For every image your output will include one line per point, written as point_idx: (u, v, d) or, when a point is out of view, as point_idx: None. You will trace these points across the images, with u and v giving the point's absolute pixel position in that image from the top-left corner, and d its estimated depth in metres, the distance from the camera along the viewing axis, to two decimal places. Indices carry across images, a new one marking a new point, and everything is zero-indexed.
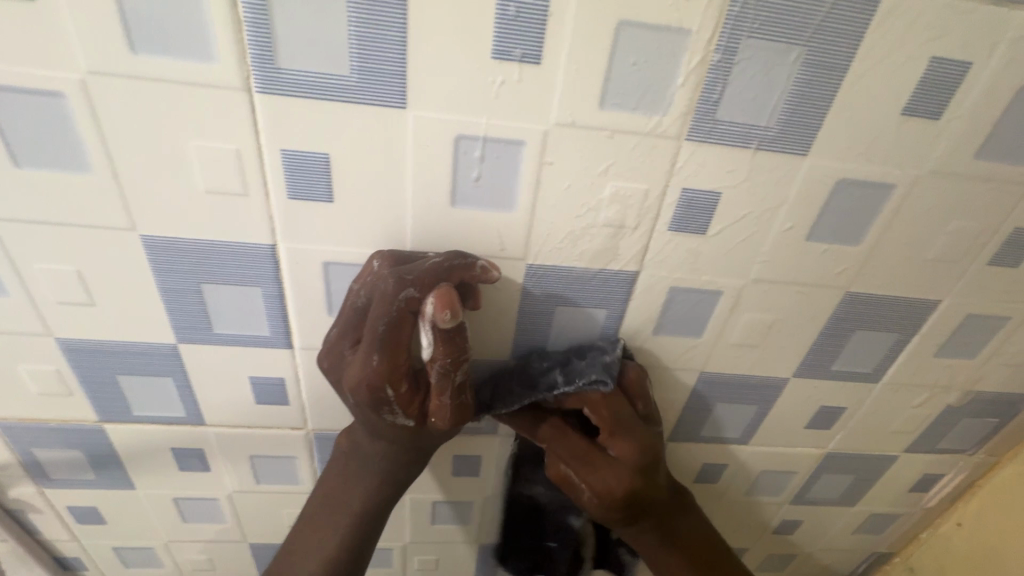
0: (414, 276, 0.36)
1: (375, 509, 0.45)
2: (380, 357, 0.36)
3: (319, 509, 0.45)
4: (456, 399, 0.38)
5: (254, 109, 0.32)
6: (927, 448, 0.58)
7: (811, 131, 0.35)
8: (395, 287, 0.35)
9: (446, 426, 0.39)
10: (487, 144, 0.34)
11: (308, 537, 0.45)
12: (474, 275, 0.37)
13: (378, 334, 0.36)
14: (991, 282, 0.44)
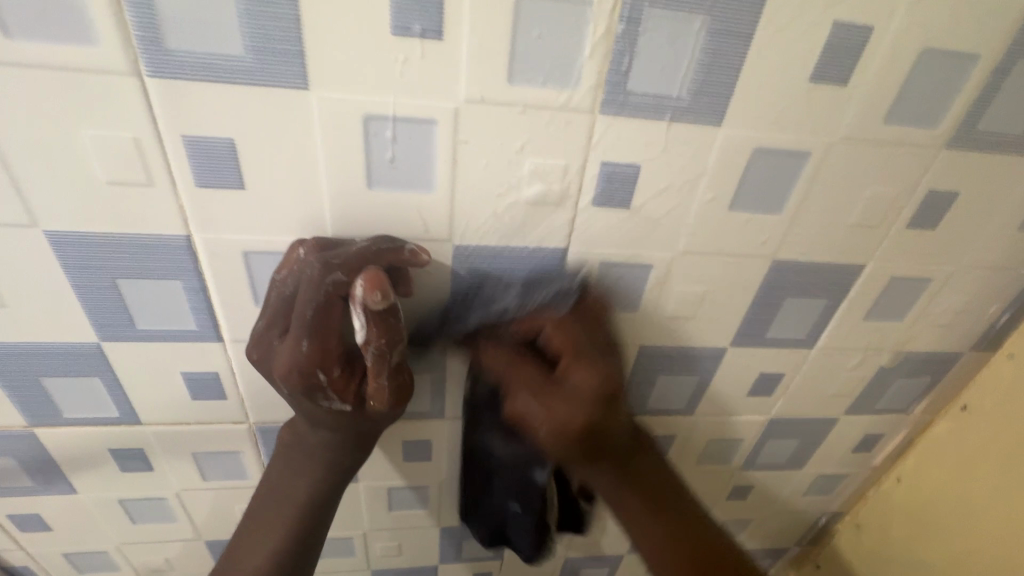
0: (340, 260, 0.33)
1: (322, 499, 0.44)
2: (309, 342, 0.34)
3: (266, 500, 0.45)
4: (395, 382, 0.36)
5: (148, 95, 0.31)
6: (866, 409, 0.60)
7: (722, 101, 0.35)
8: (320, 272, 0.33)
9: (387, 410, 0.37)
10: (397, 124, 0.34)
11: (255, 529, 0.44)
12: (404, 257, 0.35)
13: (304, 319, 0.33)
14: (911, 245, 0.45)
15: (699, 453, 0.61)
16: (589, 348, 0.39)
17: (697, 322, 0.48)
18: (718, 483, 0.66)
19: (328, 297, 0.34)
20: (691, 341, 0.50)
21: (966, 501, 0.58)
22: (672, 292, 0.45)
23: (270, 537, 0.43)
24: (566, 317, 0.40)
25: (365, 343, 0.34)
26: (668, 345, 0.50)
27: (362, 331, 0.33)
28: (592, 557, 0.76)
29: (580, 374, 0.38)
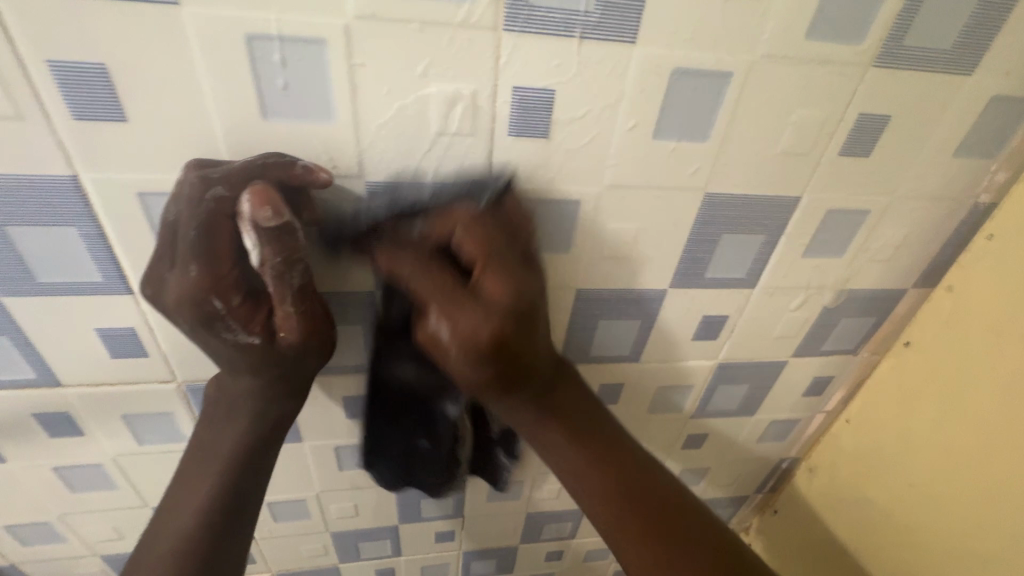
0: (222, 176, 0.31)
1: (253, 452, 0.41)
2: (197, 267, 0.31)
3: (192, 459, 0.41)
4: (302, 309, 0.34)
5: (0, 13, 0.29)
6: (813, 351, 0.60)
7: (634, 15, 0.34)
8: (197, 188, 0.31)
9: (299, 340, 0.36)
10: (285, 45, 0.31)
11: (180, 491, 0.40)
12: (296, 174, 0.33)
13: (188, 242, 0.31)
14: (844, 174, 0.44)
15: (649, 402, 0.61)
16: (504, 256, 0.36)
17: (633, 262, 0.47)
18: (671, 432, 0.66)
19: (212, 216, 0.31)
20: (629, 283, 0.49)
21: (912, 437, 0.58)
22: (603, 231, 0.44)
23: (197, 497, 0.40)
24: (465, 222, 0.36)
25: (261, 265, 0.32)
26: (606, 288, 0.48)
27: (255, 250, 0.31)
28: (554, 511, 0.76)
29: (489, 281, 0.35)
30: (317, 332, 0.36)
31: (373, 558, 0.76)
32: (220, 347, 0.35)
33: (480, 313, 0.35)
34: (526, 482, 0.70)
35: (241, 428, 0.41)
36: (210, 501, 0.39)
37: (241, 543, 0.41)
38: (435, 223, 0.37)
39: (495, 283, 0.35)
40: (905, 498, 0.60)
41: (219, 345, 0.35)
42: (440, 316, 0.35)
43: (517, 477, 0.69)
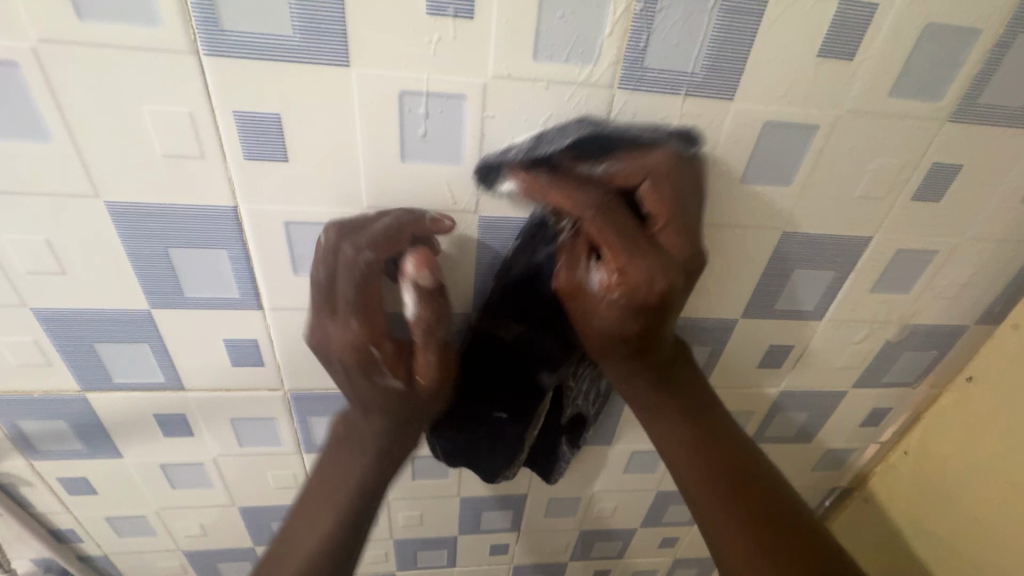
0: (368, 240, 0.37)
1: (370, 482, 0.44)
2: (358, 319, 0.37)
3: (319, 487, 0.44)
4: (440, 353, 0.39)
5: (204, 72, 0.34)
6: (873, 382, 0.62)
7: (734, 75, 0.38)
8: (352, 252, 0.37)
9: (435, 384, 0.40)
10: (430, 99, 0.36)
11: (307, 515, 0.44)
12: (426, 228, 0.40)
13: (348, 299, 0.37)
14: (915, 217, 0.47)
15: None
16: (673, 206, 0.38)
17: (709, 293, 0.50)
18: None
19: (366, 276, 0.38)
20: (703, 312, 0.52)
21: (976, 467, 0.59)
22: None
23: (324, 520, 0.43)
24: (660, 170, 0.38)
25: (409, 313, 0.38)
26: (682, 316, 0.52)
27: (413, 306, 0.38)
28: (606, 530, 0.78)
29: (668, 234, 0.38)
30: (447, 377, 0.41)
31: (430, 567, 0.78)
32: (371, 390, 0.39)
33: (658, 260, 0.37)
34: (584, 500, 0.72)
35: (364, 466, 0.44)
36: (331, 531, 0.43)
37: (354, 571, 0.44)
38: (560, 196, 0.37)
39: (639, 267, 0.37)
40: (964, 526, 0.61)
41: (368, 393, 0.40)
42: (591, 279, 0.39)
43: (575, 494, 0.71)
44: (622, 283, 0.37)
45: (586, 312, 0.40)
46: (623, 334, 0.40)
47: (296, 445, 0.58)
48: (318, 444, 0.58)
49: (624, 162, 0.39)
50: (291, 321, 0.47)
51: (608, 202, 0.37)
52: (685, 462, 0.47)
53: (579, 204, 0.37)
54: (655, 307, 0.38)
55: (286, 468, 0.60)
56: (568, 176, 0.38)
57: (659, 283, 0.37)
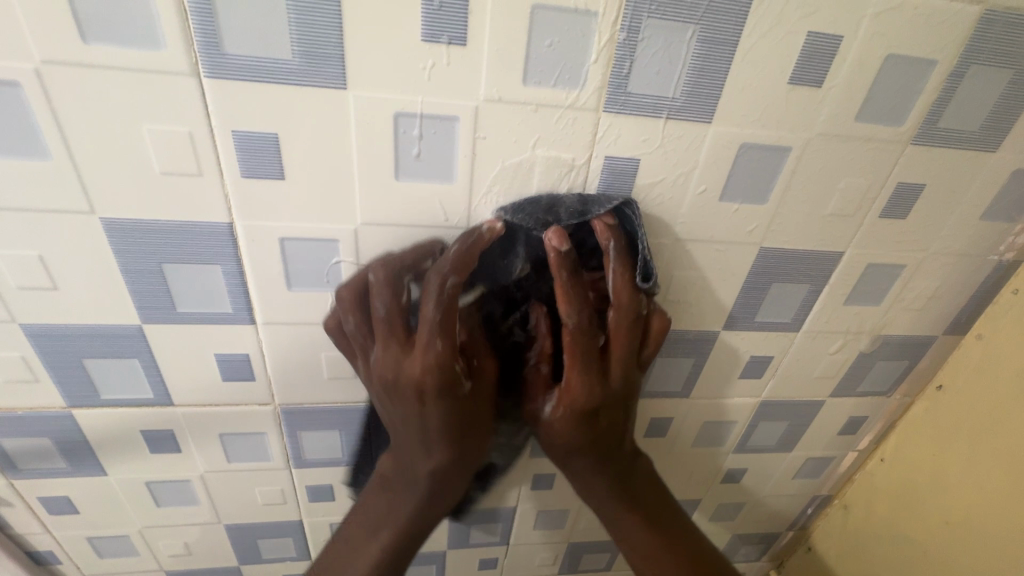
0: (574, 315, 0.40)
1: (445, 482, 0.44)
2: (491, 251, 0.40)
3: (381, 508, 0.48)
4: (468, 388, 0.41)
5: (204, 93, 0.35)
6: (849, 392, 0.64)
7: (711, 101, 0.40)
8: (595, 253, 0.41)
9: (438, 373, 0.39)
10: (424, 121, 0.38)
11: (365, 513, 0.48)
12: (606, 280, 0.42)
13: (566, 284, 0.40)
14: (883, 233, 0.50)
15: (695, 436, 0.65)
16: (631, 342, 0.43)
17: (692, 306, 0.52)
18: (715, 466, 0.70)
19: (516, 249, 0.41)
20: (687, 324, 0.54)
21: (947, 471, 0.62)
22: (669, 277, 0.49)
23: (387, 523, 0.46)
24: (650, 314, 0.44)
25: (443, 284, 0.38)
26: None
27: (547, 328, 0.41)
28: (594, 542, 0.79)
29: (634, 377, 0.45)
30: (454, 362, 0.39)
31: None
32: (428, 362, 0.38)
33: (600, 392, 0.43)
34: (573, 512, 0.73)
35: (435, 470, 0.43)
36: (399, 526, 0.46)
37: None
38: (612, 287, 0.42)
39: (584, 381, 0.42)
40: (937, 527, 0.63)
41: (382, 313, 0.40)
42: (548, 397, 0.44)
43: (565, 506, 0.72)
44: (568, 398, 0.43)
45: (542, 423, 0.45)
46: (567, 439, 0.45)
47: (286, 460, 0.58)
48: (307, 459, 0.58)
49: (620, 278, 0.42)
50: (284, 335, 0.47)
51: (588, 328, 0.41)
52: (627, 531, 0.50)
53: (567, 316, 0.40)
54: (595, 418, 0.44)
55: (275, 483, 0.60)
56: (577, 283, 0.40)
57: (596, 399, 0.43)
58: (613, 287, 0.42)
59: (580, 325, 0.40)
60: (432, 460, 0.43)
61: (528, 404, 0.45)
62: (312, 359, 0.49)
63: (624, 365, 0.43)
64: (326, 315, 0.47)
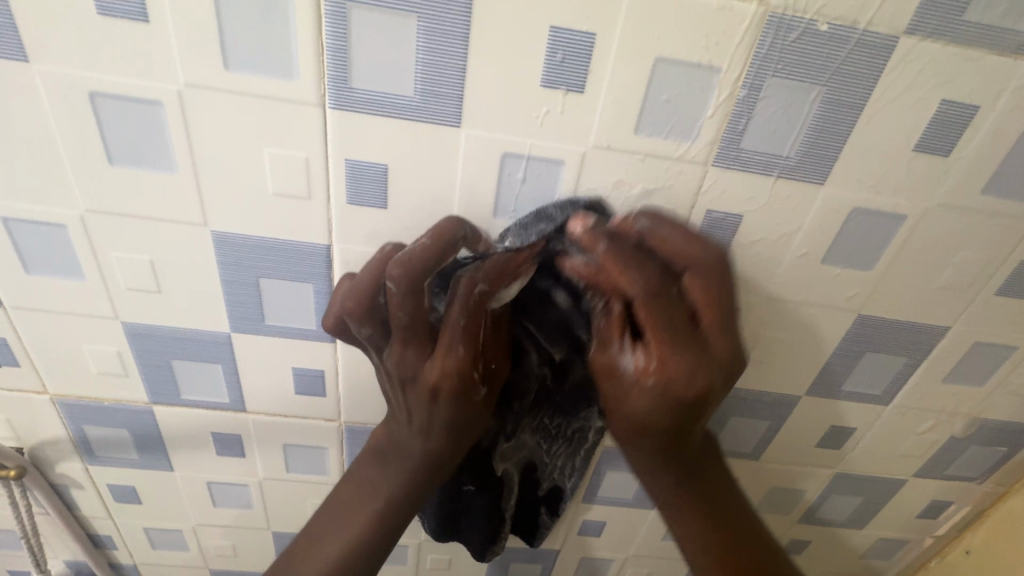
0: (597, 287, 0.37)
1: (441, 462, 0.42)
2: (605, 245, 0.35)
3: (369, 488, 0.43)
4: (464, 348, 0.37)
5: (326, 123, 0.36)
6: (935, 474, 0.59)
7: (827, 162, 0.38)
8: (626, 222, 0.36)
9: (453, 350, 0.37)
10: (529, 163, 0.38)
11: (360, 485, 0.44)
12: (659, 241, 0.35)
13: (614, 259, 0.35)
14: (998, 312, 0.46)
15: (760, 501, 0.62)
16: (727, 306, 0.35)
17: (774, 367, 0.50)
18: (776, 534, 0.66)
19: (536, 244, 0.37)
20: (766, 385, 0.51)
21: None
22: (756, 336, 0.47)
23: (371, 501, 0.43)
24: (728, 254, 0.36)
25: (517, 272, 0.37)
26: (744, 386, 0.51)
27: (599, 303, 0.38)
28: None
29: (717, 338, 0.34)
30: (472, 371, 0.38)
31: None
32: (455, 338, 0.37)
33: (697, 362, 0.34)
34: (616, 563, 0.70)
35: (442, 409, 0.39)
36: (400, 495, 0.43)
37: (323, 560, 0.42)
38: (682, 242, 0.35)
39: (682, 359, 0.34)
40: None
41: (395, 293, 0.35)
42: (625, 361, 0.36)
43: (609, 557, 0.69)
44: (659, 374, 0.34)
45: (615, 396, 0.38)
46: (648, 424, 0.37)
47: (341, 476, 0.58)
48: None
49: (665, 237, 0.35)
50: (361, 356, 0.48)
51: (658, 294, 0.34)
52: (686, 507, 0.45)
53: (629, 283, 0.34)
54: (689, 405, 0.35)
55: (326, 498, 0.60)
56: (623, 249, 0.35)
57: (696, 384, 0.34)
58: (675, 249, 0.35)
59: (649, 291, 0.34)
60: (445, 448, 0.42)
61: (597, 369, 0.38)
62: None
63: (722, 331, 0.34)
64: None
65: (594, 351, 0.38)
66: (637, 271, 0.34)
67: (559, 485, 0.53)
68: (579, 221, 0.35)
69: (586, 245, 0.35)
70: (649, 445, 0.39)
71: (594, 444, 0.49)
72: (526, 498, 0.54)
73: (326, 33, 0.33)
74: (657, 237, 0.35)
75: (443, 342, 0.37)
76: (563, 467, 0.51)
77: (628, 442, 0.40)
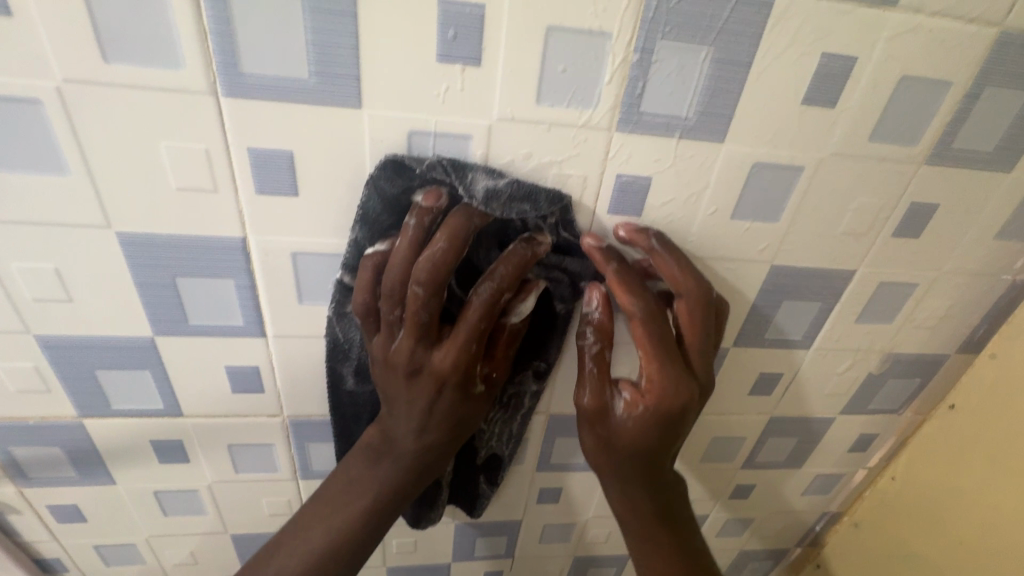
0: (591, 318, 0.44)
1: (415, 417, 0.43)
2: (616, 266, 0.42)
3: (357, 455, 0.47)
4: (427, 287, 0.37)
5: (222, 112, 0.35)
6: (860, 409, 0.64)
7: (724, 120, 0.40)
8: (641, 237, 0.43)
9: (440, 277, 0.37)
10: (437, 140, 0.38)
11: (348, 484, 0.46)
12: (666, 271, 0.43)
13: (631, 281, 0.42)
14: (897, 252, 0.50)
15: (704, 451, 0.65)
16: (704, 331, 0.43)
17: None
18: (723, 481, 0.69)
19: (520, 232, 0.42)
20: None
21: (978, 485, 0.59)
22: None
23: (361, 448, 0.47)
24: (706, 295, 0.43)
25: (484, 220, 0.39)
26: None
27: (590, 334, 0.44)
28: (600, 556, 0.78)
29: (694, 356, 0.44)
30: (432, 306, 0.38)
31: None
32: (427, 266, 0.37)
33: (685, 387, 0.42)
34: (578, 527, 0.73)
35: (420, 340, 0.40)
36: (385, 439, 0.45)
37: (309, 547, 0.44)
38: (674, 270, 0.42)
39: (672, 381, 0.42)
40: (976, 531, 0.59)
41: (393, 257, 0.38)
42: (616, 399, 0.44)
43: (570, 521, 0.72)
44: (649, 398, 0.42)
45: (606, 429, 0.44)
46: (633, 446, 0.44)
47: (293, 471, 0.58)
48: (315, 469, 0.58)
49: (678, 269, 0.43)
50: (294, 348, 0.48)
51: (654, 315, 0.42)
52: (649, 547, 0.51)
53: (631, 305, 0.42)
54: (675, 421, 0.43)
55: (281, 494, 0.60)
56: (629, 273, 0.43)
57: (680, 396, 0.42)
58: (673, 278, 0.43)
59: (646, 311, 0.42)
60: (446, 396, 0.42)
61: (588, 414, 0.45)
62: (321, 371, 0.50)
63: (701, 357, 0.44)
64: None
65: (584, 395, 0.44)
66: (643, 296, 0.42)
67: (495, 453, 0.58)
68: (625, 226, 0.43)
69: (604, 262, 0.42)
70: (630, 468, 0.46)
71: (526, 416, 0.55)
72: (465, 466, 0.59)
73: (207, 18, 0.32)
74: (663, 266, 0.43)
75: (417, 273, 0.37)
76: (499, 434, 0.56)
77: (609, 471, 0.47)
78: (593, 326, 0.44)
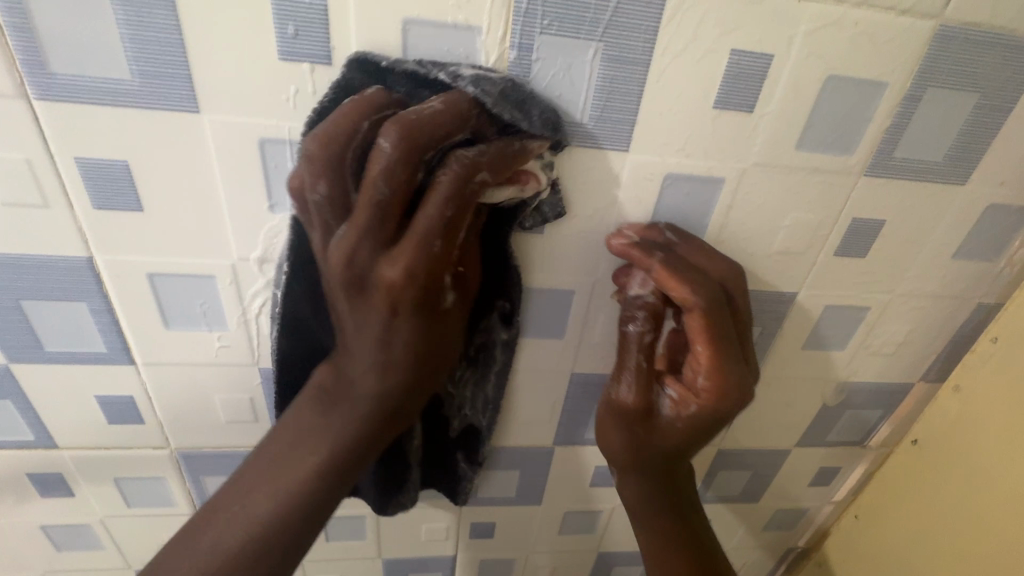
0: (635, 313, 0.40)
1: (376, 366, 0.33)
2: (659, 258, 0.37)
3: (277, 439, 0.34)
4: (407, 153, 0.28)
5: (36, 117, 0.31)
6: (818, 442, 0.58)
7: (625, 127, 0.35)
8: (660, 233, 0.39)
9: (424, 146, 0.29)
10: (294, 149, 0.34)
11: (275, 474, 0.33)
12: (698, 261, 0.39)
13: (681, 272, 0.37)
14: (842, 273, 0.44)
15: None
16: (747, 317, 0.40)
17: None
18: None
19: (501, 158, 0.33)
20: None
21: (945, 532, 0.53)
22: (600, 318, 0.45)
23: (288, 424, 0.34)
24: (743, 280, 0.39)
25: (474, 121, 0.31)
26: (601, 372, 0.49)
27: (637, 330, 0.40)
28: None
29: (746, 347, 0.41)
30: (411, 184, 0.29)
31: None
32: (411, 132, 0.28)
33: (746, 381, 0.39)
34: (518, 563, 0.67)
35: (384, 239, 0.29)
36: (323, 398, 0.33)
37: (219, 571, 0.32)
38: (707, 257, 0.39)
39: (735, 377, 0.38)
40: None
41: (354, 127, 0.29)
42: (665, 396, 0.42)
43: (510, 557, 0.66)
44: (707, 399, 0.39)
45: (654, 427, 0.42)
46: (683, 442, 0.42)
47: (191, 505, 0.53)
48: None
49: (702, 256, 0.39)
50: (170, 376, 0.43)
51: (713, 302, 0.37)
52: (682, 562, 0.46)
53: (689, 296, 0.36)
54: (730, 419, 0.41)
55: None
56: (675, 261, 0.37)
57: (741, 397, 0.39)
58: (706, 265, 0.39)
59: (707, 300, 0.36)
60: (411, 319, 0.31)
61: (632, 414, 0.42)
62: (204, 400, 0.45)
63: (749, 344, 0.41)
64: (211, 355, 0.42)
65: (626, 395, 0.42)
66: (699, 285, 0.37)
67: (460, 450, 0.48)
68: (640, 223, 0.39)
69: (647, 254, 0.37)
70: (672, 464, 0.45)
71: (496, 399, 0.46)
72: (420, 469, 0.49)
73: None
74: (695, 256, 0.39)
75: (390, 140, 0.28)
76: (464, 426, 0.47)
77: (652, 471, 0.45)
78: (642, 317, 0.40)
